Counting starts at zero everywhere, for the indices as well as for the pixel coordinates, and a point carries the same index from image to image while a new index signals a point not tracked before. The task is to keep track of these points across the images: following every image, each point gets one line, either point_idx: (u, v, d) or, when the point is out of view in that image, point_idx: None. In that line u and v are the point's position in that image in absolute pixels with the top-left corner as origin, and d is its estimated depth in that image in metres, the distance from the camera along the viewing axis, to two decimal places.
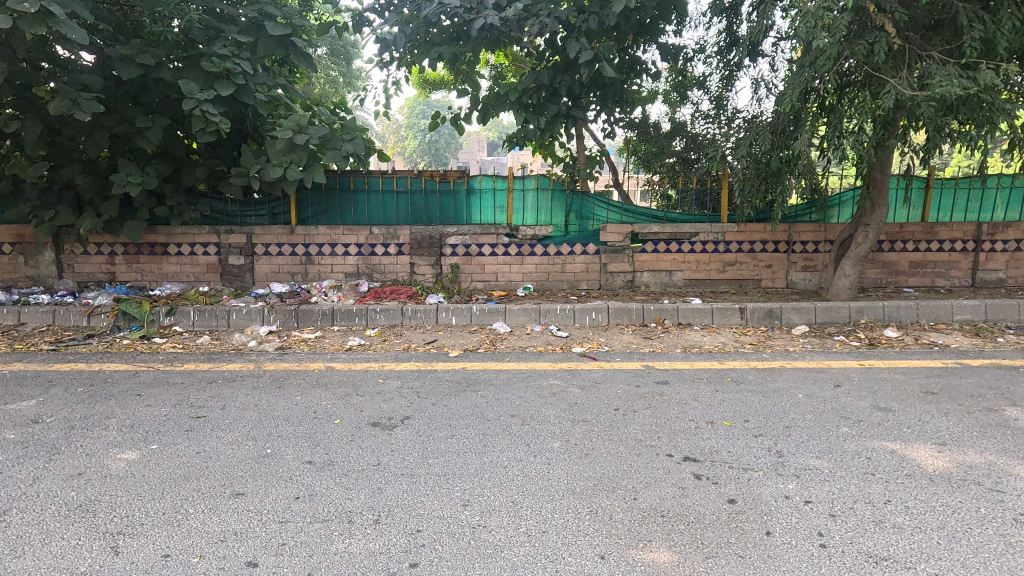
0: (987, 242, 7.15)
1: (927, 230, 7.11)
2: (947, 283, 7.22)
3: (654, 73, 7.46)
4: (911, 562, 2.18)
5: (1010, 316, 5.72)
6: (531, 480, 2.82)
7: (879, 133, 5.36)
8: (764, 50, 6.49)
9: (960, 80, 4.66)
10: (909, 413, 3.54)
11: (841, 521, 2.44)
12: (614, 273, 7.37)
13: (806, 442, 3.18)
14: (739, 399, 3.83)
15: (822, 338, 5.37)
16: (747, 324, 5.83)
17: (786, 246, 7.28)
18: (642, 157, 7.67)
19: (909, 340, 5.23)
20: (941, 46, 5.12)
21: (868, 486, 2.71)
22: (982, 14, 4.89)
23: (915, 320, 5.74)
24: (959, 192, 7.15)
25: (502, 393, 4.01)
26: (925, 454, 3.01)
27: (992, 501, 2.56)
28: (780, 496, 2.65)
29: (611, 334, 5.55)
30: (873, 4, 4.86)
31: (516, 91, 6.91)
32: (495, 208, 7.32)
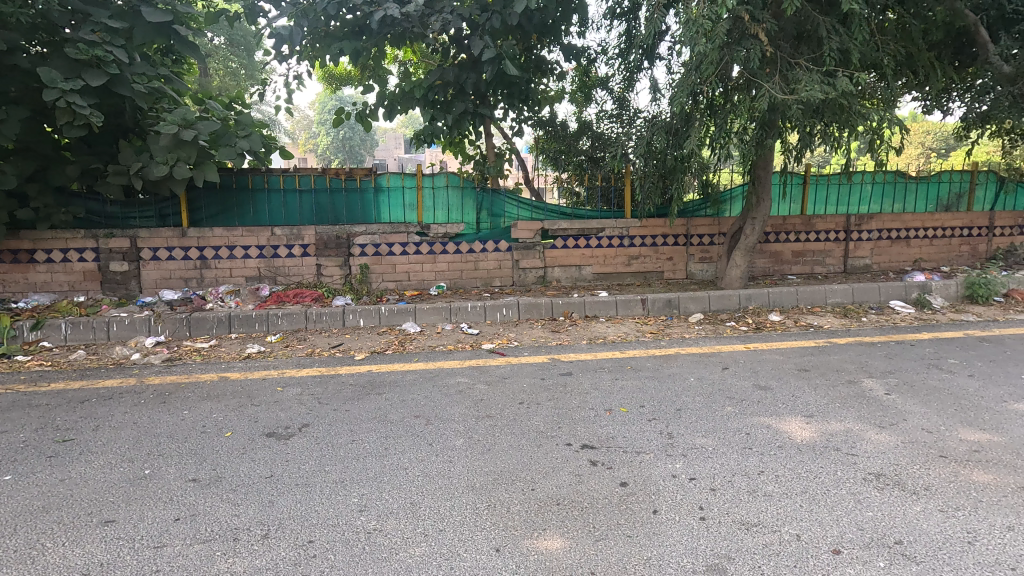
0: (855, 232, 7.96)
1: (806, 222, 7.81)
2: (824, 270, 7.97)
3: (559, 73, 7.64)
4: (777, 525, 2.38)
5: (873, 298, 6.40)
6: (431, 480, 2.80)
7: (759, 133, 5.81)
8: (660, 53, 6.81)
9: (821, 86, 5.15)
10: (784, 389, 3.88)
11: (720, 494, 2.63)
12: (526, 269, 7.48)
13: (693, 423, 3.39)
14: (636, 385, 4.03)
15: (715, 324, 5.75)
16: (649, 314, 6.13)
17: (684, 239, 7.73)
18: (550, 155, 7.84)
19: (790, 323, 5.72)
20: (807, 54, 5.62)
21: (745, 460, 2.94)
22: (838, 27, 5.44)
23: (796, 304, 6.29)
24: (831, 187, 7.93)
25: (407, 394, 3.95)
26: (795, 427, 3.31)
27: (847, 463, 2.86)
28: (668, 475, 2.81)
29: (521, 329, 5.64)
30: (748, 14, 5.26)
31: (421, 88, 6.86)
32: (404, 207, 7.21)
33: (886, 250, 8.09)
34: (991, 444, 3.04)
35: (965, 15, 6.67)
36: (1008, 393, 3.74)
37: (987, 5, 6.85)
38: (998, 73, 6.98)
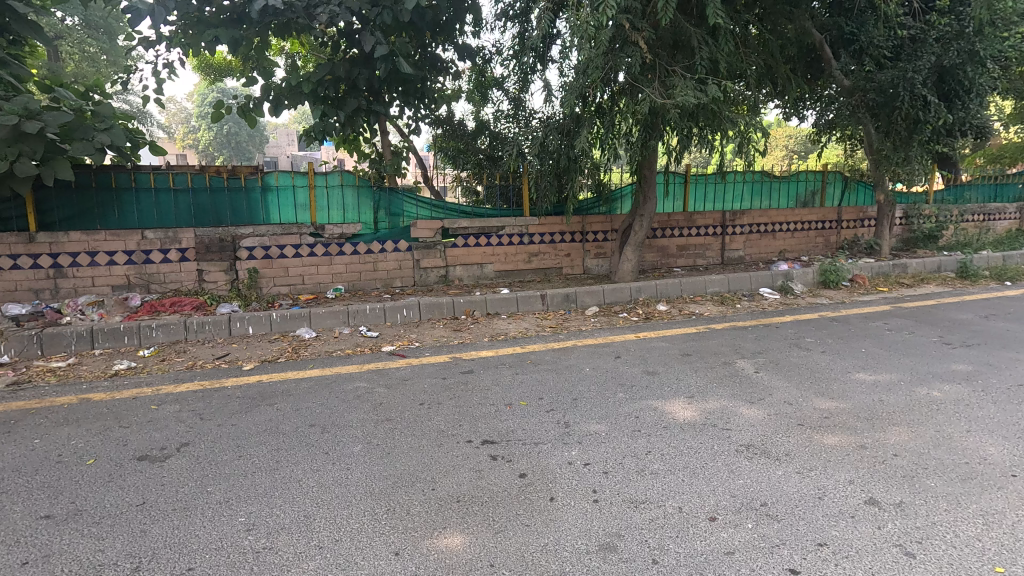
0: (730, 227, 8.73)
1: (688, 218, 8.44)
2: (705, 262, 8.67)
3: (455, 73, 7.62)
4: (662, 500, 2.56)
5: (745, 287, 7.07)
6: (326, 490, 2.70)
7: (643, 135, 6.18)
8: (552, 55, 7.02)
9: (695, 92, 5.59)
10: (670, 373, 4.18)
11: (612, 475, 2.78)
12: (427, 269, 7.40)
13: (588, 411, 3.55)
14: (536, 379, 4.14)
15: (609, 316, 6.06)
16: (548, 309, 6.32)
17: (580, 236, 8.04)
18: (448, 153, 7.80)
19: (675, 312, 6.17)
20: (682, 62, 6.07)
21: (634, 442, 3.13)
22: (708, 39, 5.95)
23: (680, 294, 6.79)
24: (709, 185, 8.62)
25: (302, 403, 3.78)
26: (678, 407, 3.58)
27: (723, 437, 3.15)
28: (564, 463, 2.92)
29: (423, 329, 5.59)
30: (628, 23, 5.57)
31: (310, 82, 6.48)
32: (296, 206, 6.85)
33: (756, 243, 8.96)
34: (839, 410, 3.47)
35: (813, 33, 7.55)
36: (851, 365, 4.30)
37: (830, 26, 7.80)
38: (840, 86, 7.97)
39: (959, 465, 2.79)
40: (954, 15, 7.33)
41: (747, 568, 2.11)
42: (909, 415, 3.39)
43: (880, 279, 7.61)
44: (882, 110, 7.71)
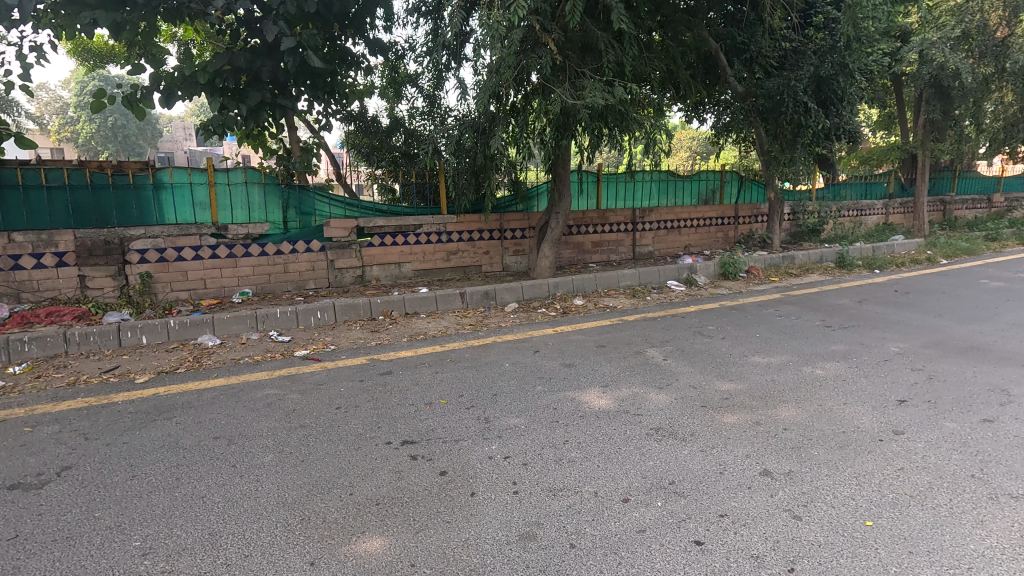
0: (640, 224, 9.17)
1: (601, 215, 8.77)
2: (618, 257, 9.05)
3: (366, 68, 7.42)
4: (578, 487, 2.65)
5: (654, 279, 7.46)
6: (234, 504, 2.54)
7: (556, 134, 6.33)
8: (466, 53, 7.00)
9: (603, 93, 5.79)
10: (586, 364, 4.33)
11: (530, 466, 2.84)
12: (342, 269, 7.15)
13: (508, 405, 3.59)
14: (456, 376, 4.14)
15: (528, 312, 6.16)
16: (467, 307, 6.32)
17: (498, 233, 8.11)
18: (362, 150, 7.57)
19: (591, 306, 6.39)
20: (591, 64, 6.28)
21: (552, 432, 3.21)
22: (614, 43, 6.20)
23: (595, 289, 7.05)
24: (620, 184, 9.00)
25: (205, 415, 3.53)
26: (593, 396, 3.72)
27: (635, 423, 3.31)
28: (485, 457, 2.95)
29: (339, 332, 5.40)
30: (539, 24, 5.68)
31: (206, 72, 6.05)
32: (195, 205, 6.37)
33: (664, 238, 9.47)
34: (737, 391, 3.76)
35: (708, 42, 8.07)
36: (748, 349, 4.67)
37: (725, 35, 8.37)
38: (734, 92, 8.59)
39: (837, 434, 3.12)
40: (828, 30, 8.09)
41: (656, 544, 2.24)
42: (796, 392, 3.74)
43: (772, 270, 8.31)
44: (770, 115, 8.38)
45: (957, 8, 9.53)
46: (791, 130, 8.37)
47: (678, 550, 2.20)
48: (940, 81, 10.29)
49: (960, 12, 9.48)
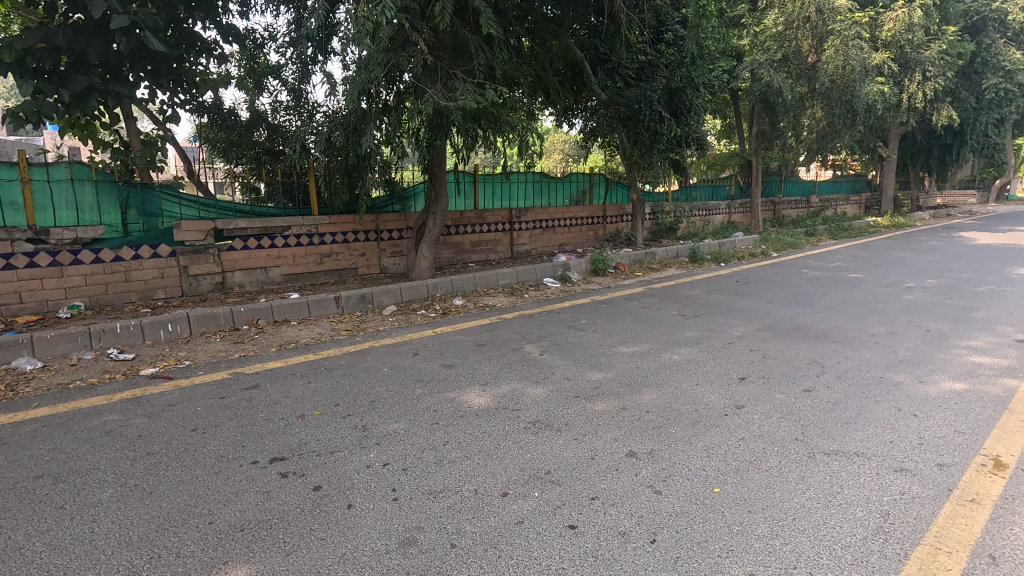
0: (517, 224, 9.42)
1: (478, 216, 8.88)
2: (496, 257, 9.22)
3: (219, 55, 6.78)
4: (458, 487, 2.67)
5: (531, 277, 7.72)
6: (63, 553, 2.20)
7: (429, 134, 6.28)
8: (334, 47, 6.71)
9: (474, 96, 5.85)
10: (465, 364, 4.36)
11: (410, 471, 2.80)
12: (198, 276, 6.48)
13: (386, 411, 3.51)
14: (330, 385, 3.95)
15: (407, 314, 6.05)
16: (343, 312, 6.06)
17: (375, 235, 7.87)
18: (217, 145, 6.98)
19: (470, 305, 6.44)
20: (462, 66, 6.33)
21: (433, 435, 3.20)
22: (484, 47, 6.30)
23: (474, 288, 7.12)
24: (496, 185, 9.23)
25: (24, 452, 3.01)
26: (473, 395, 3.76)
27: (514, 418, 3.41)
28: (363, 467, 2.85)
29: (195, 345, 4.89)
30: (408, 23, 5.60)
31: (11, 48, 5.15)
32: (4, 205, 5.49)
33: (540, 237, 9.83)
34: (606, 379, 4.03)
35: (575, 51, 8.53)
36: (616, 340, 5.01)
37: (589, 45, 8.86)
38: (599, 99, 9.15)
39: (690, 412, 3.46)
40: (676, 46, 8.98)
41: (535, 533, 2.33)
42: (657, 376, 4.10)
43: (636, 265, 8.98)
44: (630, 122, 9.06)
45: (778, 34, 11.01)
46: (648, 136, 9.13)
47: (555, 536, 2.30)
48: (767, 98, 11.83)
49: (780, 38, 10.98)
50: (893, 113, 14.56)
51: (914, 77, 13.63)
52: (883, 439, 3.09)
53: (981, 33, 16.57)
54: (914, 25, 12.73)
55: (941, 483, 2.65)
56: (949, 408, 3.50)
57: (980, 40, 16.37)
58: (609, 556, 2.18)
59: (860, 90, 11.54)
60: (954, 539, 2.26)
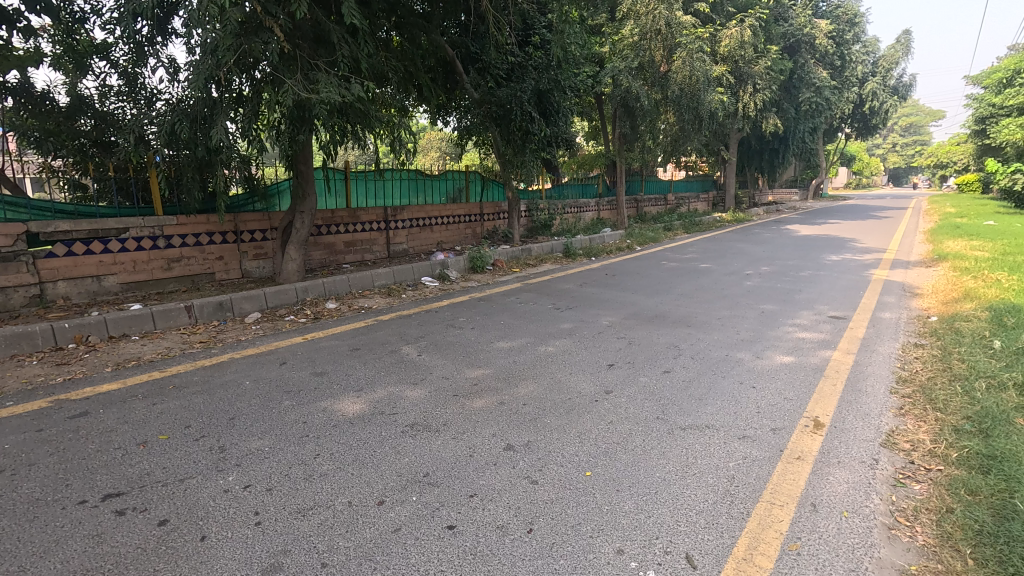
0: (393, 222, 9.17)
1: (351, 215, 8.50)
2: (372, 257, 8.90)
3: (24, 28, 5.74)
4: (330, 501, 2.52)
5: (408, 277, 7.56)
6: None
7: (291, 128, 5.85)
8: (175, 28, 6.00)
9: (338, 89, 5.56)
10: (338, 370, 4.15)
11: (276, 491, 2.59)
12: (6, 289, 5.46)
13: (248, 428, 3.22)
14: (181, 405, 3.53)
15: (273, 321, 5.61)
16: (197, 322, 5.46)
17: (233, 236, 7.19)
18: (29, 134, 5.82)
19: (344, 309, 6.14)
20: (325, 57, 6.00)
21: (302, 449, 2.99)
22: (347, 38, 6.02)
23: (348, 290, 6.80)
24: (368, 183, 8.93)
25: None
26: (347, 403, 3.58)
27: (391, 422, 3.30)
28: (220, 492, 2.58)
29: (3, 372, 4.12)
30: (260, 6, 5.16)
31: None
32: None
33: (417, 236, 9.66)
34: (485, 376, 4.06)
35: (445, 48, 8.52)
36: (494, 336, 5.07)
37: (460, 44, 8.93)
38: (472, 97, 9.19)
39: (564, 401, 3.61)
40: (543, 50, 9.28)
41: (412, 538, 2.27)
42: (533, 369, 4.21)
43: (514, 262, 9.18)
44: (502, 121, 9.21)
45: (634, 44, 11.86)
46: (520, 136, 9.35)
47: (433, 539, 2.26)
48: (626, 102, 12.71)
49: (636, 47, 11.84)
50: (731, 120, 16.40)
51: (747, 89, 15.45)
52: (729, 410, 3.45)
53: (797, 53, 19.16)
54: (744, 43, 14.37)
55: (774, 445, 3.02)
56: (779, 378, 4.01)
57: (796, 60, 18.93)
58: (488, 552, 2.19)
59: (704, 99, 12.98)
60: (785, 493, 2.59)
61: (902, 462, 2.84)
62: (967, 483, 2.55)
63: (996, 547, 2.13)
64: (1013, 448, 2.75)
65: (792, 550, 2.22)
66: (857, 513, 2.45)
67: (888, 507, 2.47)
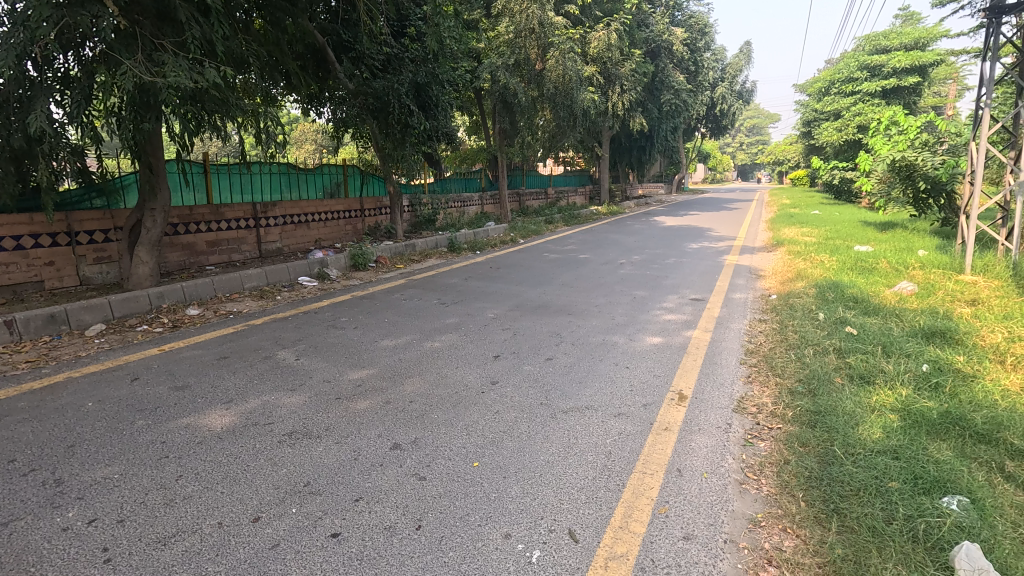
0: (263, 219, 8.52)
1: (213, 211, 7.77)
2: (241, 257, 8.22)
3: None
4: (197, 525, 2.30)
5: (283, 277, 7.09)
6: None
7: (133, 114, 5.18)
8: None
9: (189, 73, 5.02)
10: (203, 383, 3.79)
11: (130, 522, 2.31)
12: None
13: (93, 455, 2.83)
14: (2, 438, 3.01)
15: (122, 333, 4.98)
16: (21, 339, 4.68)
17: (67, 238, 6.26)
18: None
19: (209, 314, 5.61)
20: (171, 37, 5.39)
21: (160, 472, 2.69)
22: (198, 17, 5.45)
23: (213, 294, 6.22)
24: (232, 177, 8.33)
25: None
26: (214, 417, 3.28)
27: (265, 433, 3.09)
28: (57, 531, 2.25)
29: None
30: None
31: None
32: None
33: (291, 233, 9.08)
34: (368, 376, 3.93)
35: (314, 34, 8.04)
36: (378, 334, 4.93)
37: (330, 31, 8.49)
38: (346, 88, 8.82)
39: (451, 395, 3.62)
40: (419, 42, 9.12)
41: (293, 552, 2.15)
42: (419, 365, 4.16)
43: (398, 258, 8.98)
44: (380, 113, 8.92)
45: (510, 41, 12.13)
46: (399, 129, 9.13)
47: (315, 550, 2.16)
48: (505, 98, 12.93)
49: (511, 45, 12.14)
50: (603, 118, 17.37)
51: (615, 89, 16.42)
52: (605, 391, 3.69)
53: (658, 58, 20.67)
54: (612, 46, 15.25)
55: (645, 420, 3.28)
56: (649, 358, 4.35)
57: (658, 64, 20.44)
58: (375, 554, 2.14)
59: (578, 98, 13.40)
60: (655, 462, 2.82)
61: (750, 424, 3.22)
62: (800, 437, 2.95)
63: (822, 488, 2.50)
64: (833, 403, 3.24)
65: (661, 513, 2.43)
66: (714, 473, 2.74)
67: (739, 465, 2.79)
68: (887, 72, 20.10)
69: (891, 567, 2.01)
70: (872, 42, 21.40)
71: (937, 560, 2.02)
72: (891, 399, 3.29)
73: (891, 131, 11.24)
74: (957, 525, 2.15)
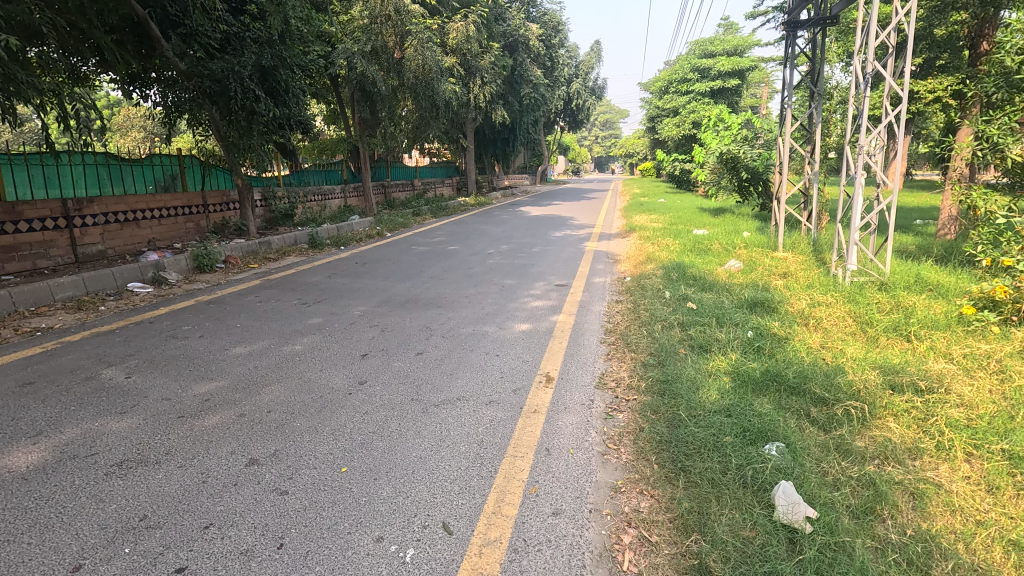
0: (76, 218, 7.29)
1: (9, 210, 6.50)
2: (50, 263, 6.98)
3: None
4: None
5: (108, 285, 6.15)
6: None
7: None
8: None
9: None
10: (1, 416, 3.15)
11: None
12: None
13: None
14: None
15: None
16: None
17: None
18: None
19: (8, 334, 4.69)
20: None
21: None
22: None
23: (12, 310, 5.21)
24: (32, 169, 7.06)
25: None
26: (18, 456, 2.75)
27: (88, 466, 2.66)
28: None
29: None
30: None
31: None
32: None
33: (116, 234, 7.88)
34: (218, 389, 3.56)
35: (131, 5, 7.01)
36: (228, 342, 4.49)
37: (152, 2, 7.48)
38: (177, 69, 7.86)
39: (315, 400, 3.41)
40: (262, 21, 8.37)
41: None
42: (277, 372, 3.85)
43: (250, 257, 8.24)
44: (220, 98, 8.08)
45: (364, 27, 11.72)
46: (244, 116, 8.34)
47: None
48: (363, 86, 12.42)
49: (366, 31, 11.70)
50: (466, 110, 17.42)
51: (476, 82, 16.52)
52: (477, 380, 3.72)
53: (516, 52, 21.13)
54: (470, 37, 15.30)
55: (515, 404, 3.38)
56: (518, 345, 4.48)
57: (517, 58, 20.92)
58: None
59: (439, 88, 13.19)
60: (525, 444, 2.91)
61: (610, 398, 3.46)
62: (652, 405, 3.23)
63: (670, 450, 2.76)
64: (679, 372, 3.60)
65: (532, 494, 2.51)
66: (579, 448, 2.89)
67: (601, 437, 2.98)
68: (714, 75, 22.66)
69: (727, 512, 2.27)
70: (702, 47, 23.85)
71: (762, 500, 2.33)
72: (724, 363, 3.73)
73: (719, 127, 12.69)
74: (777, 467, 2.50)
